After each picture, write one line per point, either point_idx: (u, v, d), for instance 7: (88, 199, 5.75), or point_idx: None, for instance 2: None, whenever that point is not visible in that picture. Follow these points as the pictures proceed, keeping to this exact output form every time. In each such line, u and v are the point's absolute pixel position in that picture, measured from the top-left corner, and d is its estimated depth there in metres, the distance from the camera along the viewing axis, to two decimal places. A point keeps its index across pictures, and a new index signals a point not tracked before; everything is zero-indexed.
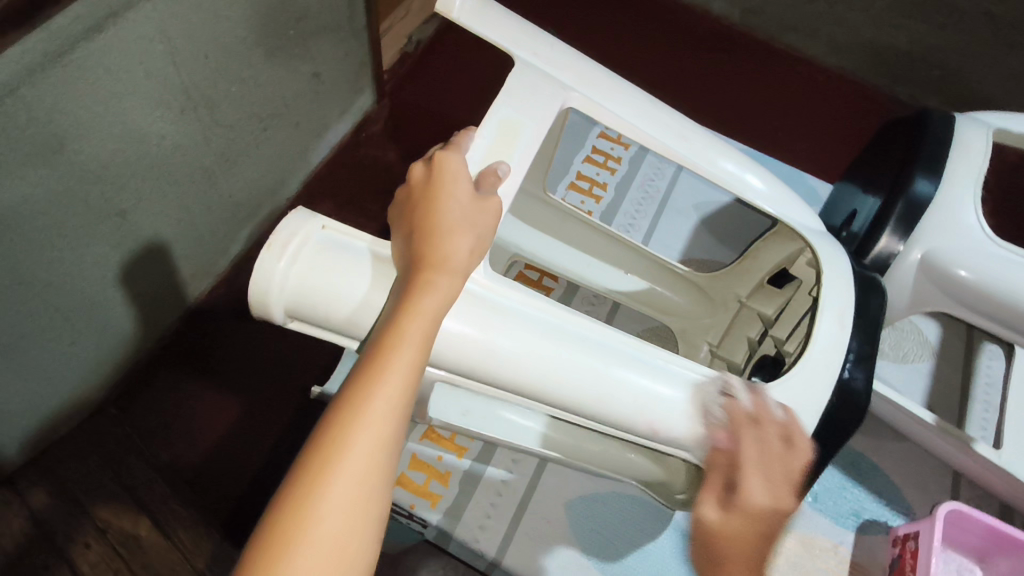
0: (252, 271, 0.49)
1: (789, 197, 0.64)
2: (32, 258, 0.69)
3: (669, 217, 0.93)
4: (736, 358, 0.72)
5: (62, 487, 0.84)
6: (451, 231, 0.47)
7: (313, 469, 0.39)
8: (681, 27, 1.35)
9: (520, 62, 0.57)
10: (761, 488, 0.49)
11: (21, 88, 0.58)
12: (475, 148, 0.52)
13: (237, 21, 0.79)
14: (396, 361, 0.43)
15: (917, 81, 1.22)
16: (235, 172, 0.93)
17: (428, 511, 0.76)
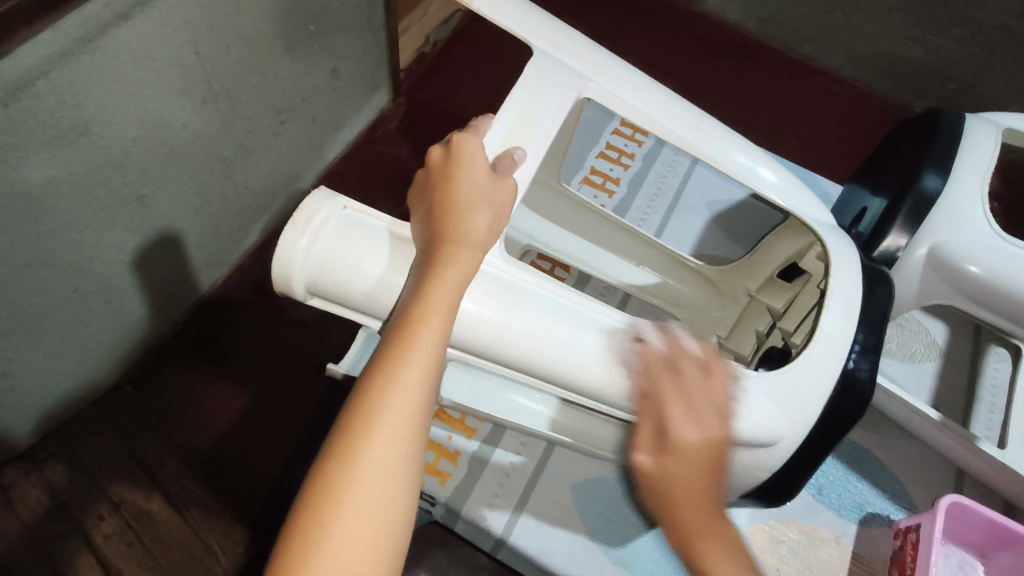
0: (275, 246, 0.51)
1: (800, 191, 0.65)
2: (54, 238, 0.70)
3: (681, 214, 0.93)
4: (743, 350, 0.72)
5: (78, 461, 0.86)
6: (468, 212, 0.49)
7: (354, 434, 0.42)
8: (695, 34, 1.37)
9: (537, 52, 0.58)
10: (691, 429, 0.51)
11: (50, 71, 0.59)
12: (493, 131, 0.53)
13: (260, 15, 0.81)
14: (423, 333, 0.45)
15: (931, 93, 1.22)
16: (252, 163, 0.95)
17: (436, 488, 0.77)
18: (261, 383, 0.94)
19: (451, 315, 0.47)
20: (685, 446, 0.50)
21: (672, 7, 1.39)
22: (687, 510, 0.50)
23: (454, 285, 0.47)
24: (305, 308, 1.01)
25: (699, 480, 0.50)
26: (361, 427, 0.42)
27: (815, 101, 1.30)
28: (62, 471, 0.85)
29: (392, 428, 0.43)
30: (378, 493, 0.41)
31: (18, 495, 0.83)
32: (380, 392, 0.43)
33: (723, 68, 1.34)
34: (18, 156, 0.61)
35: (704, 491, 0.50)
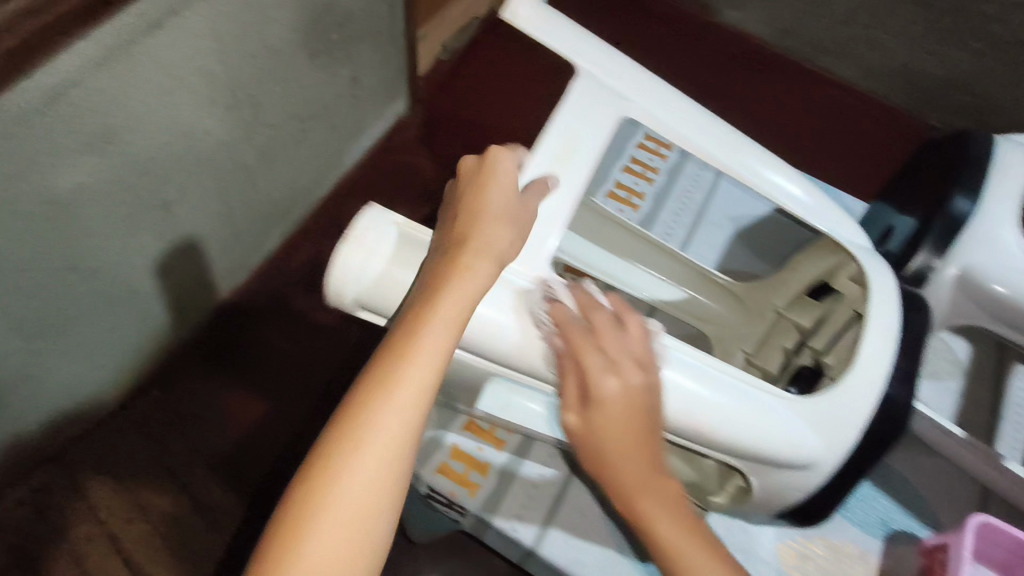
0: (329, 263, 0.52)
1: (829, 209, 0.66)
2: (82, 243, 0.70)
3: (706, 227, 0.92)
4: (772, 368, 0.68)
5: (106, 463, 0.87)
6: (482, 227, 0.49)
7: (345, 440, 0.43)
8: (711, 47, 1.39)
9: (581, 73, 0.59)
10: (608, 380, 0.50)
11: (81, 80, 0.59)
12: (538, 154, 0.55)
13: (284, 24, 0.82)
14: (425, 342, 0.45)
15: (949, 106, 1.22)
16: (273, 169, 0.96)
17: (467, 500, 0.70)
18: (279, 388, 0.96)
19: (456, 329, 0.47)
20: (607, 398, 0.50)
21: (689, 18, 1.42)
22: (621, 464, 0.51)
23: (458, 299, 0.47)
24: (321, 313, 1.02)
25: (627, 431, 0.50)
26: (355, 433, 0.43)
27: (829, 113, 1.32)
28: (89, 470, 0.87)
29: (382, 437, 0.43)
30: (366, 498, 0.42)
31: (45, 494, 0.84)
32: (373, 402, 0.44)
33: (739, 83, 1.37)
34: (52, 161, 0.61)
35: (637, 441, 0.51)
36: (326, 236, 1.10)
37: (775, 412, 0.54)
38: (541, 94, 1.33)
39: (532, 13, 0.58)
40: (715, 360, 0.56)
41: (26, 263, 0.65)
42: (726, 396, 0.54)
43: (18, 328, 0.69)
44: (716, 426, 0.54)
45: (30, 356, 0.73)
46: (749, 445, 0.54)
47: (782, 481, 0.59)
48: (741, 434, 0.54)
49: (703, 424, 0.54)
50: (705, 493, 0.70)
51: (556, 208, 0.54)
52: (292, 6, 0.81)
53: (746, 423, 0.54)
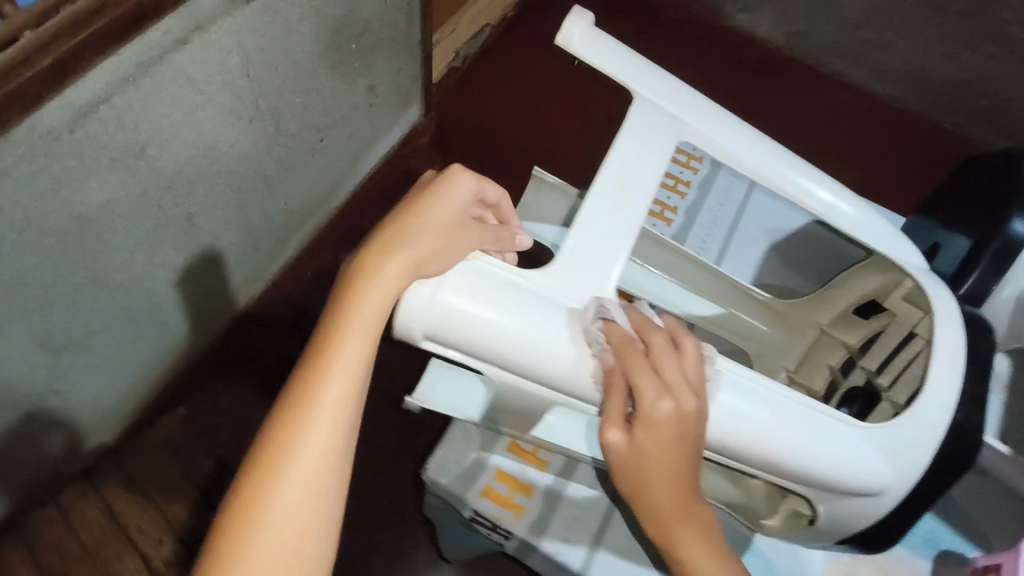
0: (401, 301, 0.44)
1: (884, 230, 0.62)
2: (108, 258, 0.70)
3: (740, 241, 0.86)
4: (815, 386, 0.71)
5: (135, 482, 0.79)
6: (412, 235, 0.43)
7: (263, 465, 0.39)
8: (723, 48, 1.43)
9: (636, 97, 0.56)
10: (664, 405, 0.44)
11: (113, 96, 0.59)
12: (597, 189, 0.51)
13: (307, 36, 0.81)
14: (343, 355, 0.41)
15: (964, 109, 1.28)
16: (292, 179, 0.95)
17: (513, 523, 0.63)
18: None
19: (372, 342, 0.42)
20: (659, 423, 0.44)
21: (705, 22, 1.46)
22: (662, 489, 0.46)
23: (375, 312, 0.42)
24: None
25: (675, 456, 0.45)
26: (273, 458, 0.39)
27: (845, 113, 1.36)
28: (117, 482, 0.79)
29: (303, 468, 0.39)
30: (290, 529, 0.38)
31: (76, 516, 0.76)
32: (290, 432, 0.39)
33: (756, 83, 1.39)
34: (81, 178, 0.61)
35: (678, 468, 0.46)
36: (342, 245, 1.10)
37: (836, 438, 0.51)
38: (555, 100, 1.32)
39: (587, 38, 0.55)
40: (772, 382, 0.51)
41: (53, 281, 0.64)
42: (783, 418, 0.50)
43: (44, 346, 0.68)
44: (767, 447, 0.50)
45: (56, 374, 0.72)
46: (805, 467, 0.51)
47: (849, 509, 0.56)
48: (799, 453, 0.50)
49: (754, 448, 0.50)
50: (757, 516, 0.69)
51: (622, 242, 0.50)
52: (315, 18, 0.81)
53: (806, 445, 0.50)
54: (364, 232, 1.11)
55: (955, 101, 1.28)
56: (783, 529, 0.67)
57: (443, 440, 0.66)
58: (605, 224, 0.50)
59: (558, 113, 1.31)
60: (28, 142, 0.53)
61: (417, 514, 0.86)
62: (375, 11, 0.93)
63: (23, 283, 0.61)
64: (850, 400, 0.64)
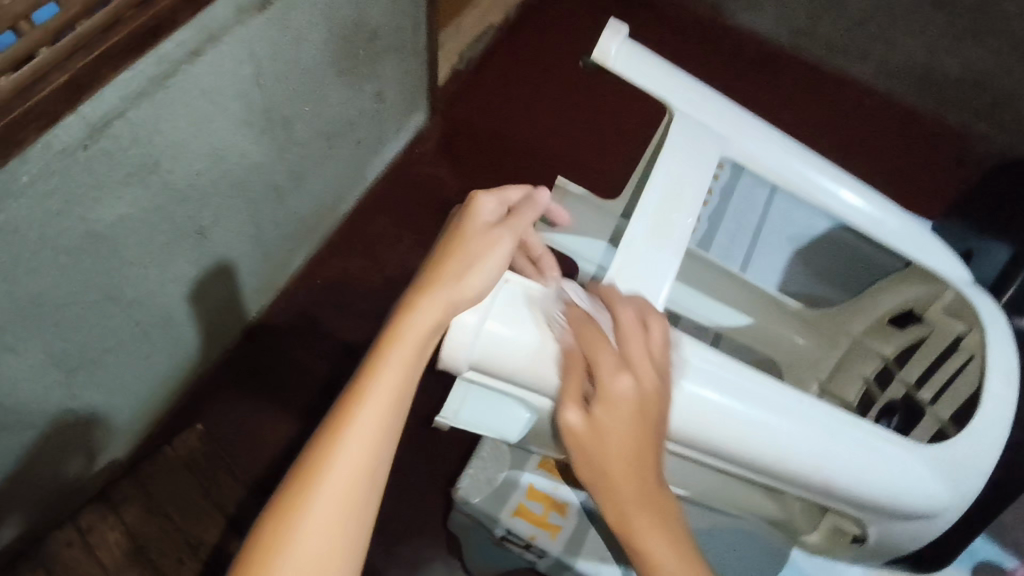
0: (445, 333, 0.42)
1: (926, 240, 0.60)
2: (122, 273, 0.69)
3: (763, 249, 0.84)
4: (849, 396, 0.70)
5: (154, 503, 0.77)
6: (442, 261, 0.41)
7: (286, 502, 0.37)
8: (726, 47, 1.43)
9: (677, 113, 0.54)
10: (622, 380, 0.40)
11: (128, 111, 0.58)
12: (642, 203, 0.48)
13: (316, 43, 0.80)
14: (375, 391, 0.39)
15: (969, 105, 1.28)
16: (301, 188, 0.94)
17: (548, 543, 0.63)
18: (315, 412, 0.95)
19: (414, 367, 0.40)
20: (619, 401, 0.40)
21: (708, 21, 1.46)
22: (626, 477, 0.41)
23: (414, 340, 0.40)
24: (352, 332, 1.02)
25: (637, 437, 0.41)
26: (298, 496, 0.37)
27: (850, 111, 1.36)
28: (136, 507, 0.76)
29: (332, 491, 0.37)
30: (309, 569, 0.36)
31: (95, 539, 0.73)
32: (324, 453, 0.38)
33: (762, 82, 1.39)
34: (96, 195, 0.60)
35: (645, 456, 0.41)
36: (352, 252, 1.09)
37: (833, 432, 0.47)
38: (562, 102, 1.31)
39: (624, 49, 0.53)
40: (755, 370, 0.47)
41: (67, 299, 0.63)
42: (765, 408, 0.45)
43: (60, 364, 0.67)
44: (748, 442, 0.45)
45: (70, 392, 0.71)
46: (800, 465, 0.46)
47: (905, 531, 0.54)
48: (786, 448, 0.45)
49: (733, 443, 0.45)
50: (797, 532, 0.67)
51: (672, 257, 0.47)
52: (324, 25, 0.80)
53: (794, 438, 0.45)
54: (372, 239, 1.10)
55: (963, 97, 1.28)
56: (826, 545, 0.65)
57: (473, 459, 0.65)
58: (652, 242, 0.47)
59: (565, 115, 1.30)
60: (44, 160, 0.52)
61: (435, 526, 0.86)
62: (383, 17, 0.92)
63: (40, 302, 0.60)
64: (890, 413, 0.64)
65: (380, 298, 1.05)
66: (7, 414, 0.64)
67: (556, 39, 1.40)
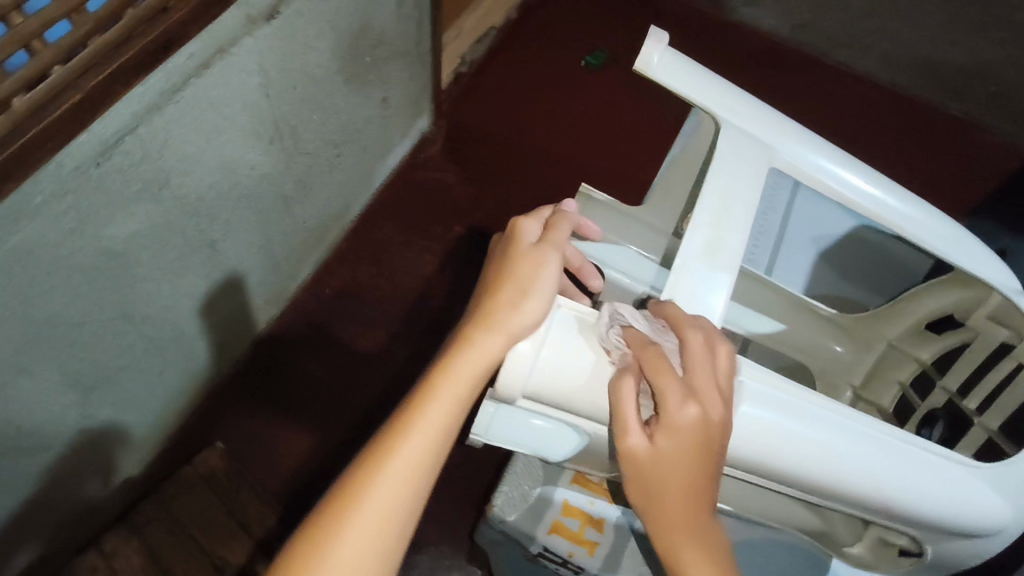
0: (501, 364, 0.42)
1: (956, 236, 0.58)
2: (134, 291, 0.68)
3: (788, 252, 0.80)
4: (885, 403, 0.71)
5: (178, 524, 0.78)
6: (495, 288, 0.39)
7: (321, 526, 0.35)
8: (728, 42, 1.42)
9: (722, 124, 0.54)
10: (689, 410, 0.39)
11: (139, 127, 0.56)
12: (695, 221, 0.48)
13: (324, 51, 0.79)
14: (423, 418, 0.37)
15: (973, 97, 1.29)
16: (309, 197, 0.93)
17: (586, 560, 0.63)
18: (331, 423, 0.94)
19: (465, 405, 0.38)
20: (680, 429, 0.39)
21: (708, 17, 1.45)
22: (680, 501, 0.41)
23: (466, 375, 0.38)
24: (365, 340, 1.01)
25: (694, 465, 0.40)
26: (335, 524, 0.35)
27: (855, 104, 1.35)
28: (160, 528, 0.77)
29: (366, 525, 0.35)
30: None
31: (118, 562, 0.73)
32: (364, 480, 0.35)
33: (767, 76, 1.37)
34: (108, 213, 0.58)
35: (699, 482, 0.41)
36: (361, 260, 1.08)
37: (896, 456, 0.47)
38: (569, 103, 1.30)
39: (665, 59, 0.52)
40: (779, 378, 0.47)
41: (80, 319, 0.62)
42: (796, 419, 0.45)
43: (74, 385, 0.66)
44: (771, 451, 0.45)
45: (85, 413, 0.70)
46: (865, 490, 0.46)
47: (960, 548, 0.54)
48: (851, 474, 0.46)
49: (755, 452, 0.45)
50: (839, 544, 0.66)
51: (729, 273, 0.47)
52: (331, 33, 0.79)
53: (821, 447, 0.45)
54: (381, 246, 1.09)
55: (968, 89, 1.28)
56: (868, 558, 0.64)
57: (507, 475, 0.66)
58: (706, 262, 0.47)
59: (572, 115, 1.29)
60: (56, 181, 0.51)
61: (456, 537, 0.84)
62: (388, 22, 0.91)
63: (54, 323, 0.59)
64: (931, 422, 0.64)
65: (392, 305, 1.04)
66: (23, 438, 0.63)
67: (559, 39, 1.39)
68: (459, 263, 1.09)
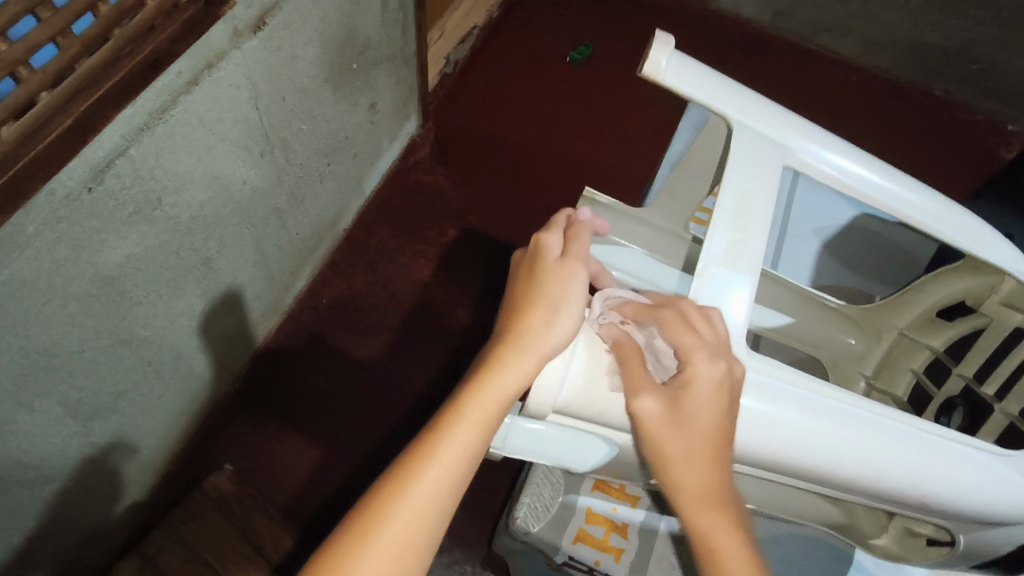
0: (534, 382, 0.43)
1: (963, 220, 0.59)
2: (130, 315, 0.66)
3: (792, 244, 0.90)
4: (901, 392, 0.71)
5: (191, 549, 0.77)
6: (528, 305, 0.40)
7: (342, 546, 0.34)
8: (710, 31, 1.42)
9: (732, 124, 0.54)
10: (708, 367, 0.41)
11: (130, 149, 0.55)
12: (716, 225, 0.48)
13: (310, 60, 0.78)
14: (453, 437, 0.37)
15: (955, 76, 1.30)
16: (302, 208, 0.92)
17: (613, 567, 0.66)
18: (336, 436, 0.93)
19: (492, 425, 0.38)
20: (701, 385, 0.41)
21: (690, 7, 1.45)
22: (709, 460, 0.41)
23: (499, 393, 0.38)
24: (364, 348, 1.00)
25: (719, 421, 0.41)
26: (357, 542, 0.34)
27: (840, 86, 1.35)
28: (174, 554, 0.76)
29: (389, 544, 0.34)
30: None
31: None
32: (390, 498, 0.35)
33: (752, 63, 1.37)
34: (102, 238, 0.57)
35: (723, 438, 0.41)
36: (355, 268, 1.07)
37: (906, 437, 0.47)
38: (558, 101, 1.30)
39: (674, 62, 0.52)
40: (799, 375, 0.47)
41: (78, 347, 0.61)
42: (809, 411, 0.45)
43: (73, 414, 0.65)
44: (797, 449, 0.45)
45: (87, 441, 0.69)
46: (881, 477, 0.46)
47: (989, 535, 0.54)
48: (867, 457, 0.46)
49: (781, 450, 0.45)
50: (866, 537, 0.68)
51: (751, 275, 0.47)
52: (317, 41, 0.78)
53: (847, 439, 0.45)
54: (375, 252, 1.08)
55: (949, 68, 1.29)
56: (896, 550, 0.66)
57: (529, 486, 0.67)
58: (727, 266, 0.47)
59: (563, 112, 1.28)
60: (49, 210, 0.50)
61: (467, 543, 0.84)
62: (373, 27, 0.90)
63: (51, 353, 0.58)
64: (950, 411, 0.65)
65: (389, 312, 1.03)
66: (26, 471, 0.62)
67: (544, 36, 1.38)
68: (456, 266, 1.08)
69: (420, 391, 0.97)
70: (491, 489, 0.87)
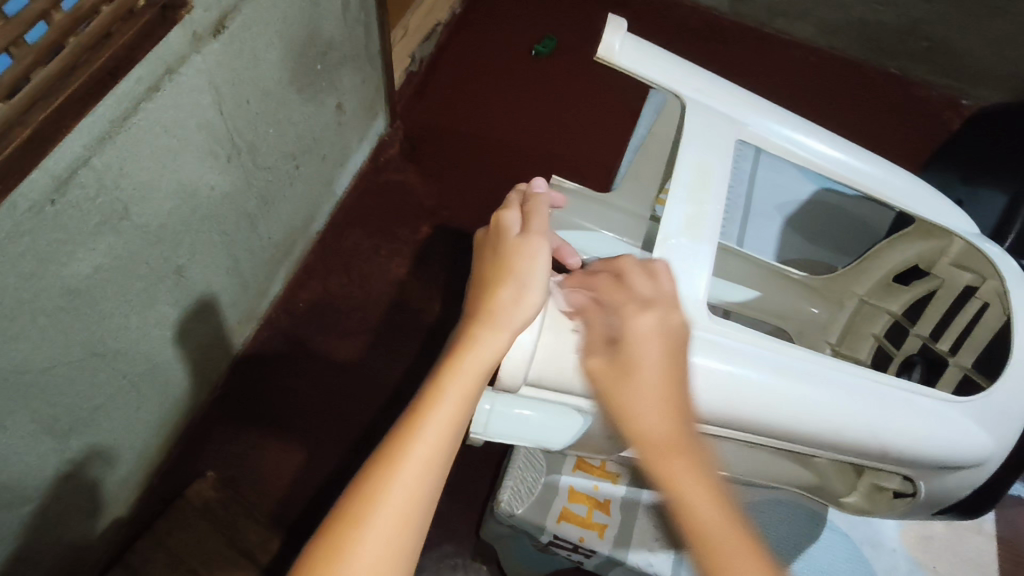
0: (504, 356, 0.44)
1: (914, 187, 0.61)
2: (102, 327, 0.65)
3: (756, 222, 0.93)
4: (861, 355, 0.74)
5: (178, 559, 0.76)
6: (496, 283, 0.40)
7: (336, 535, 0.34)
8: (672, 18, 1.44)
9: (689, 103, 0.55)
10: (647, 318, 0.42)
11: (92, 158, 0.54)
12: (673, 199, 0.50)
13: (273, 63, 0.78)
14: (434, 418, 0.37)
15: (907, 54, 1.34)
16: (273, 212, 0.92)
17: (598, 542, 0.67)
18: (319, 436, 0.93)
19: (470, 402, 0.39)
20: (642, 338, 0.41)
21: None
22: (655, 404, 0.40)
23: (474, 370, 0.39)
24: (342, 349, 1.00)
25: (666, 368, 0.41)
26: (350, 529, 0.34)
27: (798, 68, 1.38)
28: (160, 564, 0.75)
29: (381, 529, 0.34)
30: None
31: None
32: (377, 484, 0.35)
33: (713, 49, 1.39)
34: (68, 250, 0.56)
35: (672, 384, 0.40)
36: (331, 270, 1.06)
37: (862, 388, 0.49)
38: (525, 93, 1.30)
39: (627, 44, 0.54)
40: (759, 337, 0.48)
41: (49, 362, 0.60)
42: (773, 370, 0.47)
43: (50, 430, 0.64)
44: (765, 407, 0.47)
45: (64, 457, 0.68)
46: (842, 429, 0.48)
47: (950, 482, 0.57)
48: (831, 409, 0.47)
49: (749, 411, 0.46)
50: (836, 495, 0.70)
51: (708, 244, 0.49)
52: (279, 43, 0.77)
53: (808, 394, 0.47)
54: (350, 252, 1.08)
55: (902, 46, 1.33)
56: (865, 505, 0.68)
57: (511, 471, 0.70)
58: (687, 235, 0.49)
59: (529, 104, 1.29)
60: (12, 223, 0.49)
61: (456, 536, 0.84)
62: (335, 27, 0.89)
63: (20, 370, 0.57)
64: (909, 368, 0.67)
65: (367, 312, 1.03)
66: (3, 490, 0.61)
67: (507, 30, 1.38)
68: (431, 262, 1.09)
69: (402, 389, 0.97)
70: (478, 479, 0.88)
